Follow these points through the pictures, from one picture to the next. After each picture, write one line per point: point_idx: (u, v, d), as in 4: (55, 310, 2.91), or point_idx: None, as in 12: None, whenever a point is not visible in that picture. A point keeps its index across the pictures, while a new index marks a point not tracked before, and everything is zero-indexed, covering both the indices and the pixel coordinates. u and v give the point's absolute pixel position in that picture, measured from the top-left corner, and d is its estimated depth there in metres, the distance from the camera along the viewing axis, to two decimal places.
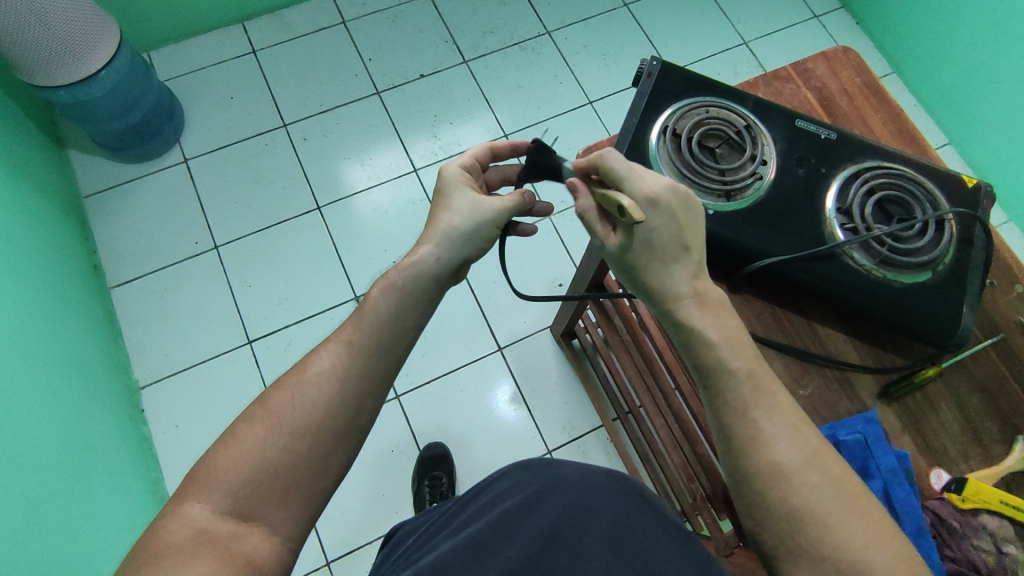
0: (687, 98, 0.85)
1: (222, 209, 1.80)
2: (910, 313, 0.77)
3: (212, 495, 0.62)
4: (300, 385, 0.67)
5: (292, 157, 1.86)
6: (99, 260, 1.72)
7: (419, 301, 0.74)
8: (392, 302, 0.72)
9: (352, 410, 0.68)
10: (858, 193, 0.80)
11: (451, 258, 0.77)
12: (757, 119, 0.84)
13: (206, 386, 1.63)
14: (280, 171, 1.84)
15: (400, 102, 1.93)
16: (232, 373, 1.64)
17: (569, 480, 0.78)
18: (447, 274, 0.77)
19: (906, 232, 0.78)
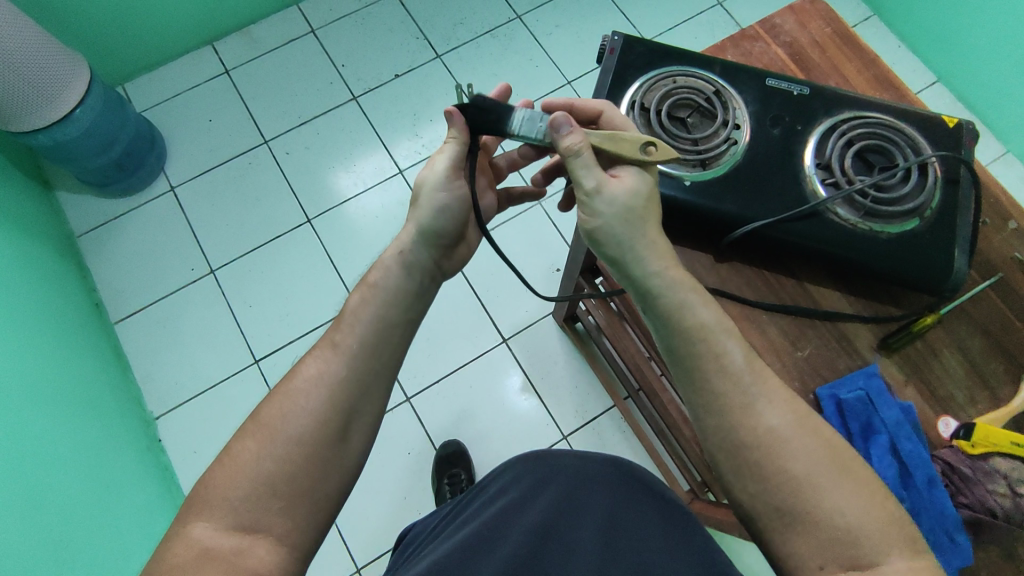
0: (652, 70, 0.83)
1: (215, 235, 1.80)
2: (902, 264, 0.76)
3: (218, 515, 0.63)
4: (290, 395, 0.68)
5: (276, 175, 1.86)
6: (100, 298, 1.73)
7: (396, 298, 0.75)
8: (376, 313, 0.73)
9: (348, 414, 0.69)
10: (836, 146, 0.78)
11: (418, 253, 0.77)
12: (726, 83, 0.83)
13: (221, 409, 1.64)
14: (266, 191, 1.84)
15: (378, 105, 1.92)
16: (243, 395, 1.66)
17: (564, 471, 0.80)
18: (421, 269, 0.77)
19: (889, 181, 0.77)
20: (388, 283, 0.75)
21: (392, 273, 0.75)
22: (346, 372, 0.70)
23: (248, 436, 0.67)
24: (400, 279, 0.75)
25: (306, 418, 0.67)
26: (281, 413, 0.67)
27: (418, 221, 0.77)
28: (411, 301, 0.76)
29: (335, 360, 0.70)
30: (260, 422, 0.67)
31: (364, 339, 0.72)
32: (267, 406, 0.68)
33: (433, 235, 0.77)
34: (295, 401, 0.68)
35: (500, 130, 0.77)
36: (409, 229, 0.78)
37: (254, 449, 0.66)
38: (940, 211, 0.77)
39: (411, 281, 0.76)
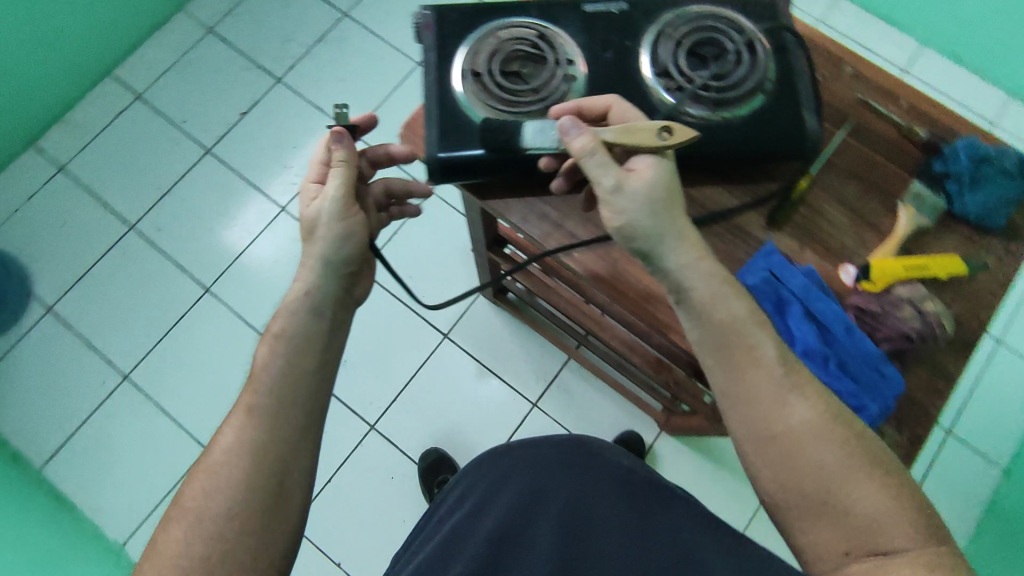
0: (472, 33, 0.81)
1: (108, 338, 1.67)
2: (761, 139, 0.78)
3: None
4: (208, 470, 0.66)
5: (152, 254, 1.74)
6: (15, 446, 1.60)
7: (309, 341, 0.72)
8: (283, 362, 0.70)
9: (279, 470, 0.66)
10: (668, 52, 0.80)
11: (322, 287, 0.75)
12: (548, 23, 0.82)
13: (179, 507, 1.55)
14: (145, 275, 1.72)
15: (234, 149, 1.81)
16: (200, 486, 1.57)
17: (523, 461, 0.87)
18: (327, 305, 0.74)
19: (725, 68, 0.78)
20: (295, 327, 0.72)
21: (295, 315, 0.72)
22: (264, 434, 0.67)
23: (179, 522, 0.65)
24: (304, 319, 0.73)
25: (235, 489, 0.65)
26: (207, 489, 0.65)
27: (319, 255, 0.75)
28: (318, 339, 0.72)
29: (251, 423, 0.67)
30: (185, 509, 0.65)
31: (277, 394, 0.69)
32: (191, 487, 0.66)
33: (337, 261, 0.76)
34: (218, 476, 0.65)
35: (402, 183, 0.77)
36: (308, 266, 0.75)
37: (188, 532, 0.64)
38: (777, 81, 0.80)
39: (312, 318, 0.73)
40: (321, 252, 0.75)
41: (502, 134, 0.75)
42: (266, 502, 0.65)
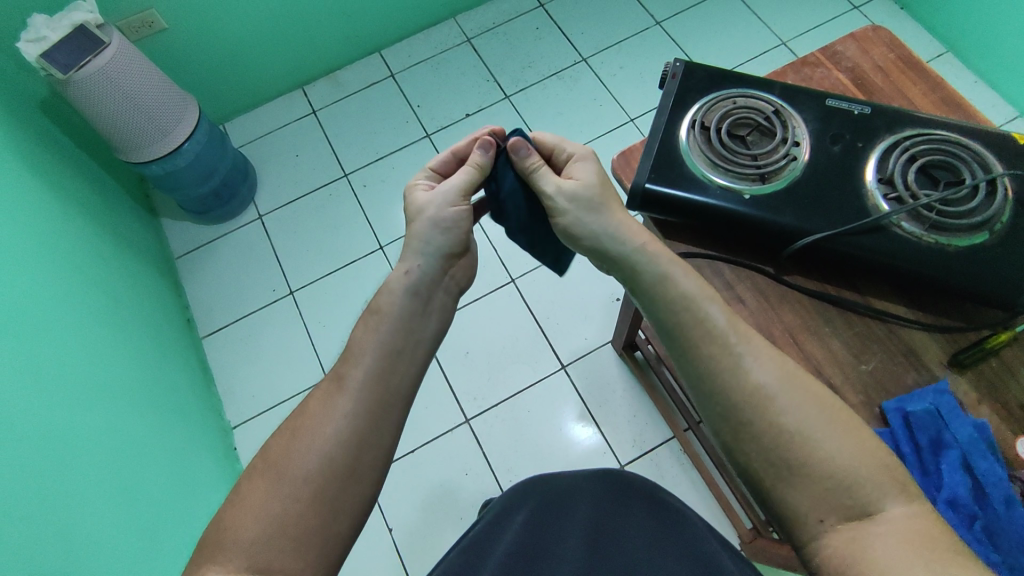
0: (789, 78, 0.60)
1: (262, 109, 1.40)
2: (975, 283, 0.47)
3: (229, 555, 0.42)
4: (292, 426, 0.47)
5: (354, 50, 1.42)
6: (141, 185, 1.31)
7: (415, 318, 0.53)
8: (383, 344, 0.51)
9: (347, 433, 0.47)
10: (897, 165, 0.49)
11: (428, 266, 0.54)
12: (943, 112, 0.57)
13: (193, 314, 1.25)
14: (340, 67, 1.43)
15: (508, 7, 1.47)
16: (219, 306, 1.25)
17: (568, 495, 0.59)
18: (431, 281, 0.54)
19: (949, 198, 0.48)
20: (395, 304, 0.52)
21: (397, 288, 0.53)
22: (354, 413, 0.48)
23: (258, 473, 0.46)
24: (409, 295, 0.53)
25: (325, 469, 0.46)
26: (286, 449, 0.46)
27: (424, 243, 0.55)
28: (423, 320, 0.54)
29: (343, 401, 0.48)
30: (266, 462, 0.46)
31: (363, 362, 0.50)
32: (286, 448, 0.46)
33: (444, 256, 0.55)
34: (306, 439, 0.46)
35: (701, 208, 0.51)
36: (411, 247, 0.55)
37: (263, 497, 0.44)
38: None
39: (429, 284, 0.54)
40: (418, 244, 0.55)
41: (866, 158, 0.51)
42: (347, 479, 0.46)
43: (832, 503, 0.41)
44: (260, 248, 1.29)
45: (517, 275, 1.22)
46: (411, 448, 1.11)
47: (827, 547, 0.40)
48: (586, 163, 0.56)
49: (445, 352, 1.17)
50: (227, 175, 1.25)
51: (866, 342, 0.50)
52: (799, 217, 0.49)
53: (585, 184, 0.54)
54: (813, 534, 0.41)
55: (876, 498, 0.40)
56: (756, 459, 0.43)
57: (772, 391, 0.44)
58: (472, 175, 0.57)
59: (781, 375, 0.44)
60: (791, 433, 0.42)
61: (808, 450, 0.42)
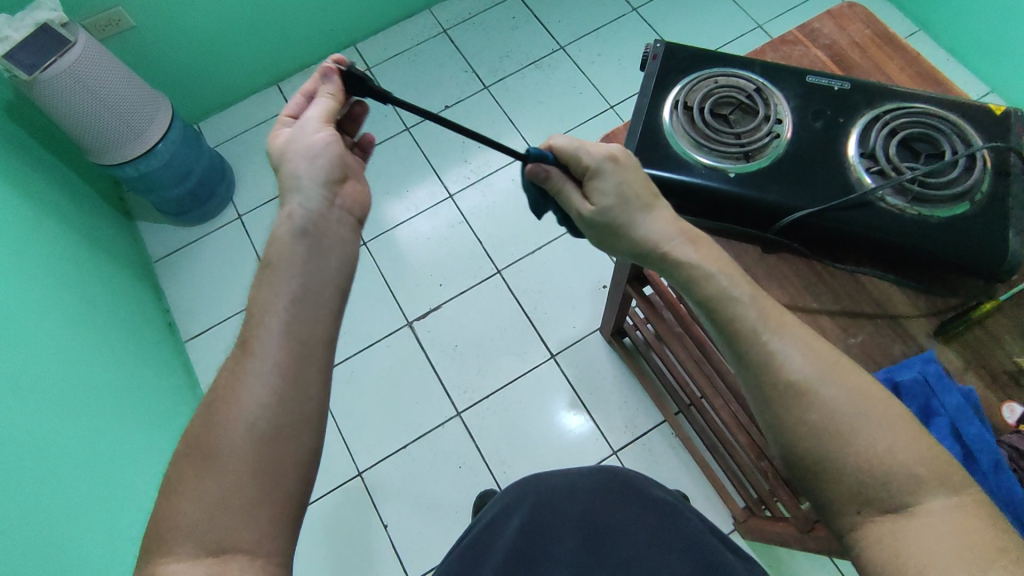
0: (770, 57, 0.60)
1: (237, 107, 1.38)
2: (961, 254, 0.47)
3: None
4: None
5: (328, 44, 1.40)
6: (116, 188, 1.28)
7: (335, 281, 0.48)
8: None
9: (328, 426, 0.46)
10: (878, 139, 0.50)
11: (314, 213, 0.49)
12: (920, 86, 0.58)
13: (174, 317, 1.23)
14: (315, 62, 1.41)
15: None
16: (200, 307, 1.23)
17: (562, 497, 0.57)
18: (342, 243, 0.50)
19: (932, 171, 0.48)
20: None
21: None
22: None
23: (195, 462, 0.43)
24: None
25: None
26: None
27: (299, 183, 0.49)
28: (319, 261, 0.48)
29: None
30: None
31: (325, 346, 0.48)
32: None
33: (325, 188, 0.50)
34: None
35: (691, 190, 0.51)
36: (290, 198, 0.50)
37: None
38: None
39: (326, 228, 0.49)
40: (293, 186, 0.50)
41: (847, 132, 0.51)
42: None
43: (864, 497, 0.41)
44: (241, 248, 1.27)
45: (503, 266, 1.22)
46: (401, 442, 1.10)
47: (863, 538, 0.41)
48: (606, 179, 0.49)
49: (433, 345, 1.17)
50: (204, 175, 1.22)
51: (853, 315, 0.51)
52: (784, 193, 0.49)
53: (604, 216, 0.49)
54: (846, 524, 0.42)
55: (902, 477, 0.40)
56: (793, 452, 0.43)
57: (809, 380, 0.42)
58: (333, 98, 0.53)
59: (819, 369, 0.43)
60: (809, 417, 0.42)
61: (835, 434, 0.41)
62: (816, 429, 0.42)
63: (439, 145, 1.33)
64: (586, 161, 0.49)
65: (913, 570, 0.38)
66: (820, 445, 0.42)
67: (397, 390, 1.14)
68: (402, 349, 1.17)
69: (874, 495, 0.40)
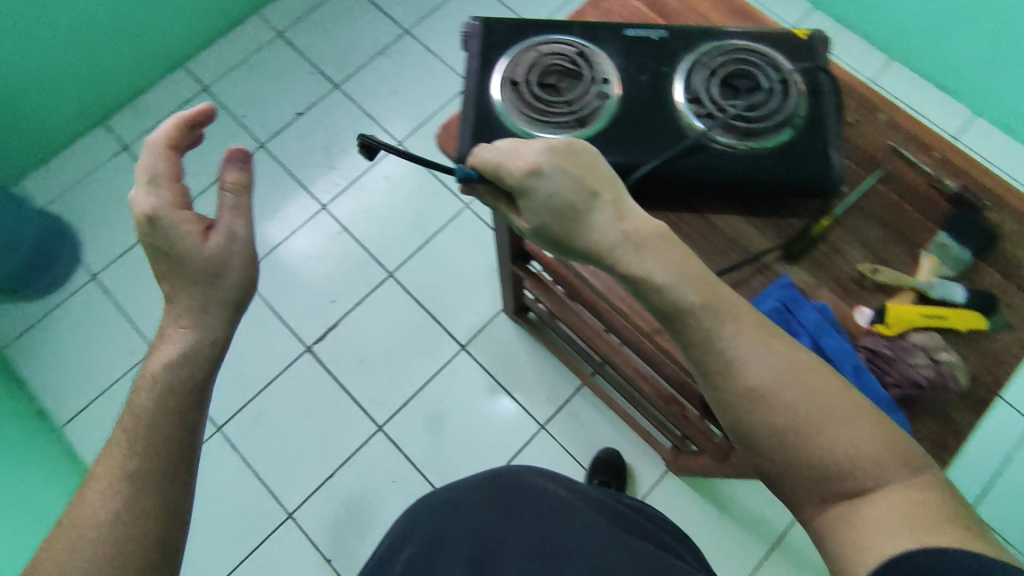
0: (592, 15, 0.59)
1: (62, 156, 1.24)
2: (794, 180, 0.49)
3: None
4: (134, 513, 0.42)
5: (152, 69, 1.27)
6: None
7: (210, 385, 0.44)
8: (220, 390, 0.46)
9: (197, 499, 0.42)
10: (700, 82, 0.50)
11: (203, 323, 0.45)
12: (735, 22, 0.59)
13: (44, 401, 1.10)
14: (142, 90, 1.28)
15: None
16: (72, 384, 1.11)
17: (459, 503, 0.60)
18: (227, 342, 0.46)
19: (755, 104, 0.49)
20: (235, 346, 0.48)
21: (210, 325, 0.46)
22: None
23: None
24: None
25: None
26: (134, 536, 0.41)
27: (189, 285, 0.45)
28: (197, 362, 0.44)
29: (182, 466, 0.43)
30: None
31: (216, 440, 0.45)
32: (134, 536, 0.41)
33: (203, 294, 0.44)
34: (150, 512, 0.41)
35: None
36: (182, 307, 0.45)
37: None
38: None
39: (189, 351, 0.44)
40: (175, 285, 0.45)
41: (672, 81, 0.51)
42: None
43: (828, 489, 0.39)
44: (103, 310, 1.15)
45: (394, 268, 1.18)
46: (328, 471, 1.06)
47: (826, 525, 0.39)
48: (543, 183, 0.41)
49: (338, 364, 1.12)
50: (39, 241, 1.12)
51: (711, 257, 0.52)
52: (624, 152, 0.49)
53: (548, 223, 0.42)
54: (811, 513, 0.40)
55: (866, 468, 0.38)
56: (759, 454, 0.40)
57: (765, 385, 0.40)
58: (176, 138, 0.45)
59: (772, 369, 0.40)
60: (770, 418, 0.39)
61: (793, 430, 0.39)
62: (777, 428, 0.39)
63: (300, 155, 1.25)
64: (512, 181, 0.41)
65: (862, 545, 0.37)
66: (783, 445, 0.39)
67: (312, 419, 1.09)
68: (308, 376, 1.12)
69: (835, 485, 0.38)
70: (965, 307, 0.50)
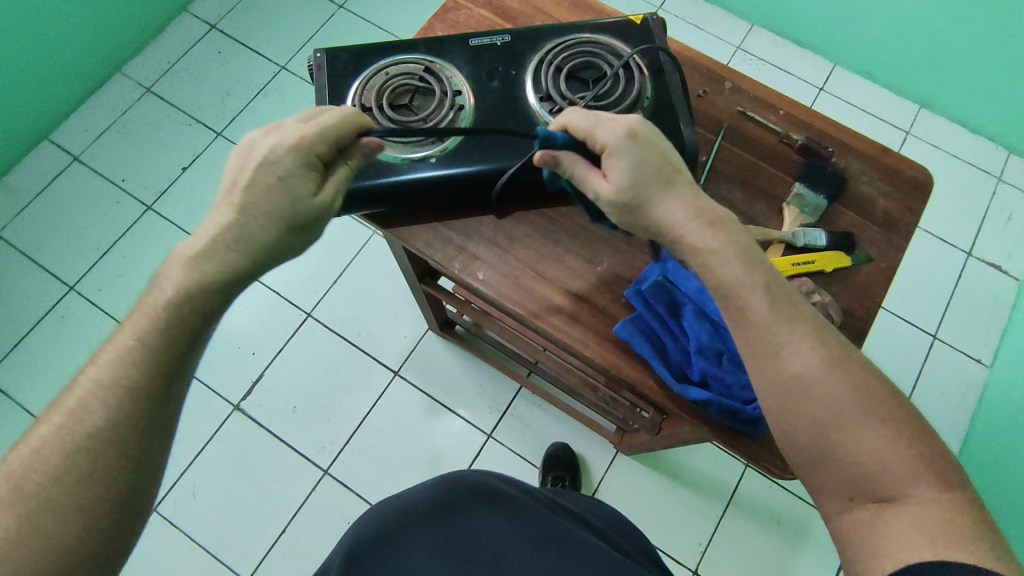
0: (440, 30, 0.60)
1: None
2: None
3: None
4: None
5: (13, 148, 1.19)
6: None
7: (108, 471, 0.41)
8: None
9: None
10: (548, 80, 0.52)
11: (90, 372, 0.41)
12: (578, 16, 0.61)
13: None
14: (5, 172, 1.20)
15: (178, 39, 1.33)
16: None
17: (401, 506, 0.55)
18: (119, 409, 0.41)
19: (602, 93, 0.51)
20: None
21: None
22: None
23: None
24: None
25: None
26: None
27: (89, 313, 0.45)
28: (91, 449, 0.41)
29: None
30: None
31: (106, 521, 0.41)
32: None
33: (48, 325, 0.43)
34: None
35: (398, 185, 0.49)
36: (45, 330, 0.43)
37: None
38: (872, 145, 0.57)
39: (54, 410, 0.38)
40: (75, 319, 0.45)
41: (521, 83, 0.52)
42: None
43: (862, 487, 0.37)
44: (2, 411, 1.07)
45: (311, 307, 1.15)
46: (278, 528, 1.02)
47: (851, 522, 0.38)
48: (622, 157, 0.42)
49: (270, 417, 1.08)
50: None
51: (593, 245, 0.53)
52: (487, 159, 0.50)
53: (622, 194, 0.43)
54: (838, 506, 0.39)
55: (902, 469, 0.37)
56: (798, 446, 0.39)
57: (812, 379, 0.39)
58: None
59: (823, 363, 0.39)
60: (815, 412, 0.38)
61: (836, 427, 0.38)
62: (821, 422, 0.38)
63: (192, 210, 1.20)
64: (603, 140, 0.43)
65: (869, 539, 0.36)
66: (828, 441, 0.38)
67: (252, 478, 1.05)
68: (241, 436, 1.07)
69: (867, 485, 0.37)
70: (828, 249, 0.53)
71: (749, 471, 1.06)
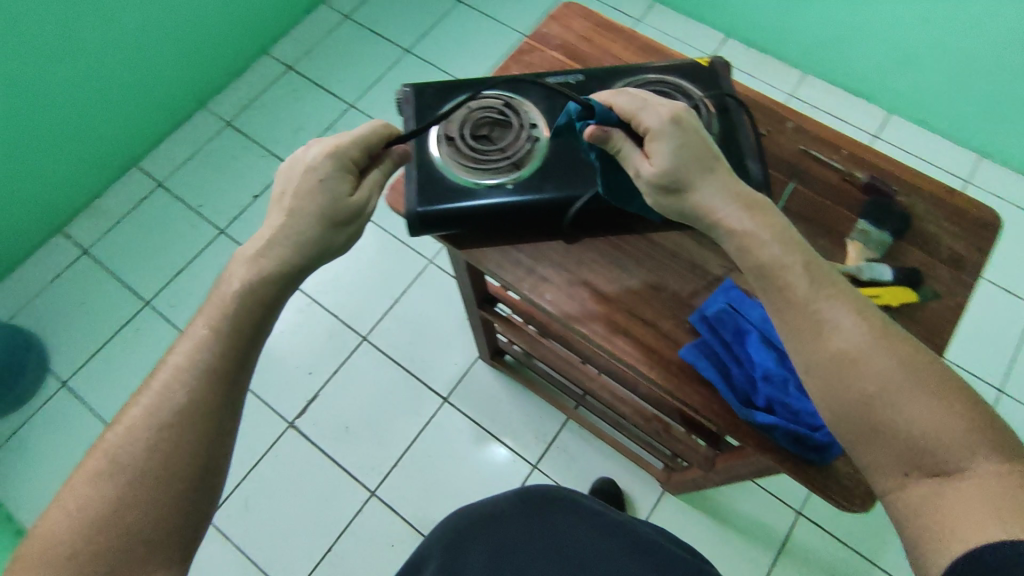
0: (517, 69, 0.64)
1: (21, 270, 1.24)
2: None
3: None
4: None
5: (105, 173, 1.30)
6: None
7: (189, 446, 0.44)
8: None
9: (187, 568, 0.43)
10: None
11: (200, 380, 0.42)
12: (646, 59, 0.65)
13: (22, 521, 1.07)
14: (97, 195, 1.30)
15: (258, 79, 1.43)
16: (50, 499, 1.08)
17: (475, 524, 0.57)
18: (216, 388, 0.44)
19: None
20: None
21: None
22: None
23: None
24: None
25: None
26: None
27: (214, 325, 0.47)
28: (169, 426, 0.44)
29: None
30: None
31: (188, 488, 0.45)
32: None
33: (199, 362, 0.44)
34: None
35: (480, 209, 0.53)
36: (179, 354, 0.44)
37: None
38: (937, 184, 0.58)
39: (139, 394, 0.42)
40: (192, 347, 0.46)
41: None
42: None
43: (914, 460, 0.37)
44: (76, 416, 1.13)
45: (366, 331, 1.19)
46: (324, 547, 1.03)
47: (904, 498, 0.38)
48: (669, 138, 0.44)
49: (322, 436, 1.11)
50: None
51: (658, 272, 0.55)
52: (560, 189, 0.53)
53: (666, 175, 0.44)
54: (893, 485, 0.38)
55: (952, 439, 0.36)
56: (841, 418, 0.40)
57: (858, 352, 0.39)
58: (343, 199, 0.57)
59: (866, 334, 0.39)
60: (860, 384, 0.39)
61: (879, 401, 0.38)
62: (865, 396, 0.38)
63: None
64: (647, 123, 0.44)
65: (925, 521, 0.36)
66: (870, 414, 0.38)
67: (303, 495, 1.07)
68: (294, 453, 1.10)
69: (922, 459, 0.37)
70: (894, 284, 0.53)
71: (801, 519, 1.03)
